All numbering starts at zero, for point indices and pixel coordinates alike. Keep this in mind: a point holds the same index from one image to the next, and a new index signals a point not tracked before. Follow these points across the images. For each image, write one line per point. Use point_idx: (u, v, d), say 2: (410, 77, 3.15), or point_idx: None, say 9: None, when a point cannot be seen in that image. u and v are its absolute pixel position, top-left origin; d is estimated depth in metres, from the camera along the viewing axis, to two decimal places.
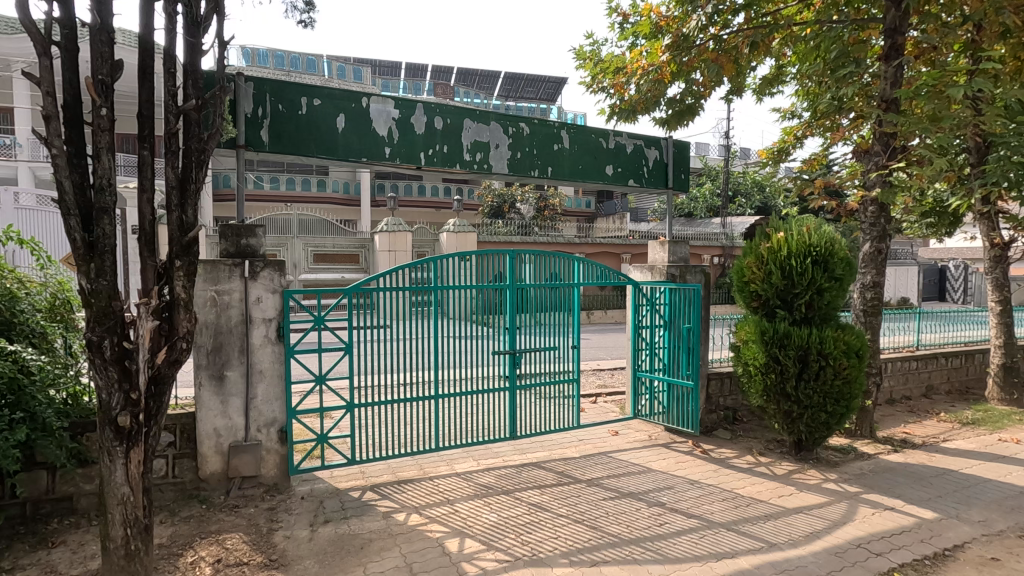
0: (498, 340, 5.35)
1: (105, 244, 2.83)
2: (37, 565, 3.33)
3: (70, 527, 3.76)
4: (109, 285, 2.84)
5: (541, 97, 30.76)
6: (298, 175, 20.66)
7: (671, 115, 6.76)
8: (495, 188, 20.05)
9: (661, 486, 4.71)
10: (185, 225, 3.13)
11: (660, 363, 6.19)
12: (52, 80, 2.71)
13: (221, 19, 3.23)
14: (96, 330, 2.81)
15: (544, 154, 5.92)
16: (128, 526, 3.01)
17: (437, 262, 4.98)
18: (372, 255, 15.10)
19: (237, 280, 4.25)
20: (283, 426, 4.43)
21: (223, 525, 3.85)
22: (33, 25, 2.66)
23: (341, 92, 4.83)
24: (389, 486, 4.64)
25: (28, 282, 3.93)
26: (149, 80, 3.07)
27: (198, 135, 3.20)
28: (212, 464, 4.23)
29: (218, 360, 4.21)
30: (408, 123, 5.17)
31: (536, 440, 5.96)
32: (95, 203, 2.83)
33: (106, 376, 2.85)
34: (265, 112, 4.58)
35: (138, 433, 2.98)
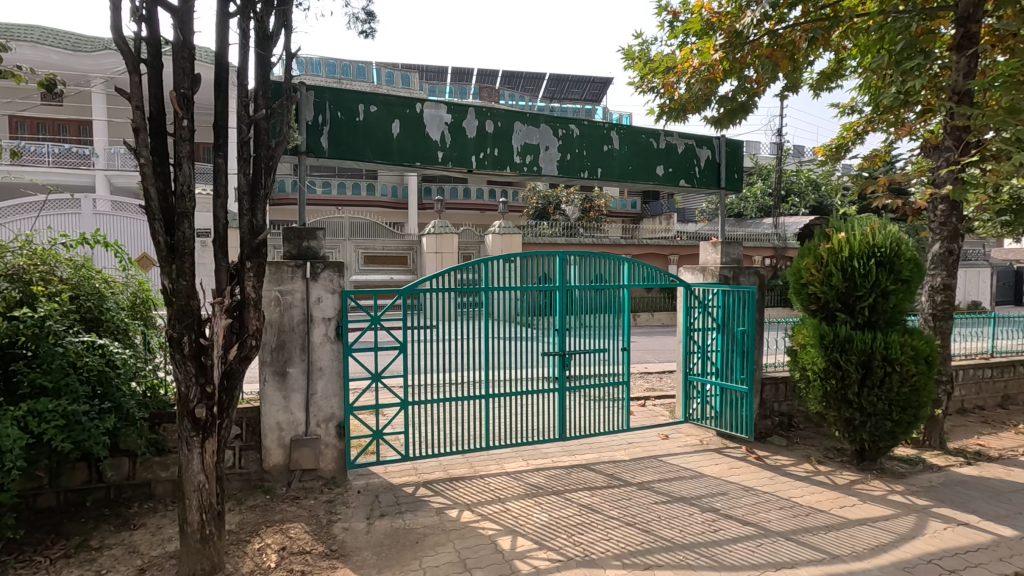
0: (547, 341, 5.37)
1: (184, 247, 3.01)
2: (121, 545, 3.59)
3: (149, 511, 4.02)
4: (188, 284, 3.03)
5: (585, 98, 30.77)
6: (349, 179, 21.33)
7: (723, 112, 6.61)
8: (540, 190, 20.11)
9: (714, 492, 4.62)
10: (255, 228, 3.30)
11: (712, 367, 6.06)
12: (140, 95, 2.92)
13: (288, 33, 3.40)
14: (176, 326, 3.01)
15: (594, 154, 5.91)
16: (203, 512, 3.20)
17: (486, 264, 5.07)
18: (419, 257, 15.38)
19: (299, 280, 4.44)
20: (340, 421, 4.59)
21: (286, 515, 4.03)
22: (124, 43, 2.88)
23: (396, 98, 4.98)
24: (441, 483, 4.74)
25: (113, 281, 4.22)
26: (224, 94, 3.26)
27: (267, 143, 3.36)
28: (275, 456, 4.44)
29: (281, 357, 4.41)
30: (460, 128, 5.28)
31: (585, 441, 5.95)
32: (177, 208, 3.03)
33: (184, 370, 3.04)
34: (325, 120, 4.77)
35: (213, 424, 3.17)
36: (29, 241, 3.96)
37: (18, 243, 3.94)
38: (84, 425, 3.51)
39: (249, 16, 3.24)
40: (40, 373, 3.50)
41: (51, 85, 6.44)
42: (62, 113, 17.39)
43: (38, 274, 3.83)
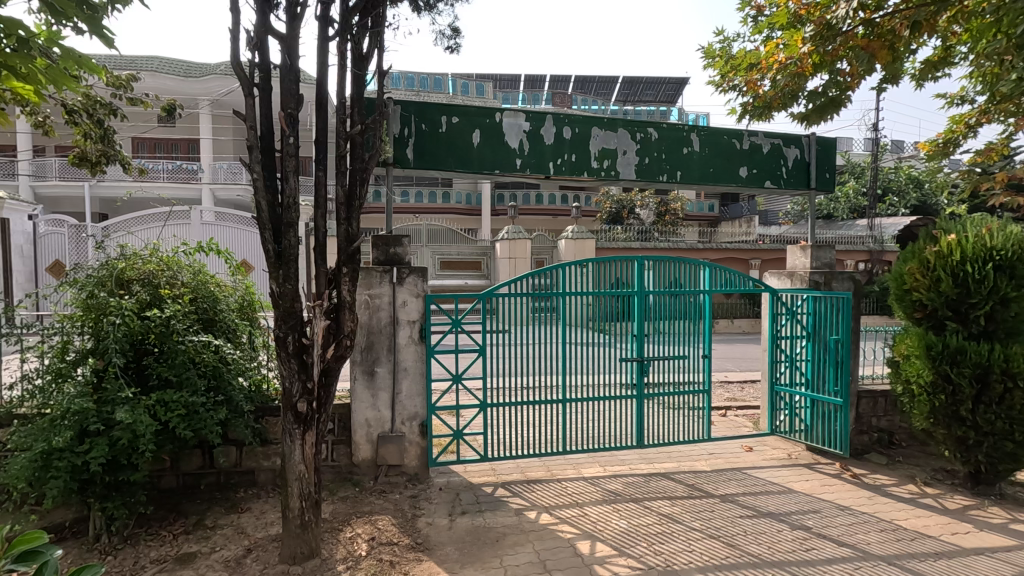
0: (625, 347, 5.33)
1: (290, 254, 3.28)
2: (231, 525, 3.94)
3: (253, 496, 4.38)
4: (293, 288, 3.29)
5: (660, 100, 30.24)
6: (426, 188, 22.14)
7: (813, 108, 6.26)
8: (614, 195, 19.90)
9: (804, 509, 4.38)
10: (350, 236, 3.54)
11: (801, 378, 5.75)
12: (254, 116, 3.22)
13: (381, 53, 3.62)
14: (282, 327, 3.28)
15: (672, 157, 5.80)
16: (303, 499, 3.44)
17: (563, 269, 5.12)
18: (493, 262, 15.61)
19: (387, 285, 4.69)
20: (423, 420, 4.78)
21: (374, 507, 4.26)
22: (240, 69, 3.18)
23: (476, 109, 5.14)
24: (519, 485, 4.81)
25: (224, 285, 4.59)
26: (324, 112, 3.52)
27: (362, 156, 3.59)
28: (363, 451, 4.69)
29: (370, 357, 4.67)
30: (539, 135, 5.37)
31: (663, 450, 5.82)
32: (283, 218, 3.30)
33: (289, 367, 3.30)
34: (410, 132, 4.99)
35: (312, 418, 3.41)
36: (156, 249, 4.40)
37: (147, 251, 4.37)
38: (201, 415, 3.89)
39: (346, 39, 3.48)
40: (166, 367, 3.93)
41: (171, 109, 7.22)
42: (176, 133, 19.31)
43: (164, 279, 4.28)
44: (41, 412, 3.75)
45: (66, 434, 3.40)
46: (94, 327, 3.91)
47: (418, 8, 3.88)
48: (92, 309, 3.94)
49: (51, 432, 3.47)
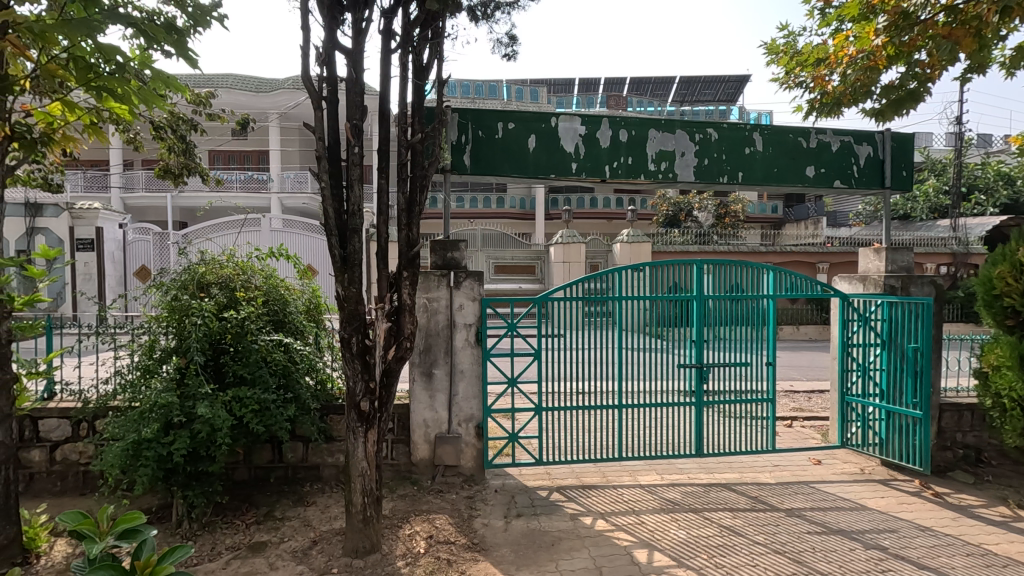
0: (683, 353, 5.20)
1: (354, 258, 3.42)
2: (298, 518, 4.14)
3: (318, 490, 4.58)
4: (357, 291, 3.42)
5: (720, 99, 29.38)
6: (481, 193, 22.47)
7: (887, 103, 5.91)
8: (671, 198, 19.47)
9: (879, 528, 4.12)
10: (411, 241, 3.65)
11: (875, 388, 5.42)
12: (322, 127, 3.39)
13: (440, 64, 3.72)
14: (346, 328, 3.41)
15: (734, 158, 5.63)
16: (365, 495, 3.56)
17: (619, 273, 5.06)
18: (546, 266, 15.61)
19: (444, 289, 4.80)
20: (479, 422, 4.85)
21: (431, 506, 4.35)
22: (310, 84, 3.36)
23: (532, 114, 5.19)
24: (574, 490, 4.78)
25: (293, 289, 4.82)
26: (386, 122, 3.65)
27: (422, 164, 3.69)
28: (421, 451, 4.80)
29: (428, 359, 4.78)
30: (594, 138, 5.35)
31: (724, 460, 5.62)
32: (348, 224, 3.45)
33: (353, 367, 3.44)
34: (468, 138, 5.10)
35: (374, 417, 3.54)
36: (232, 255, 4.69)
37: (224, 256, 4.66)
38: (272, 411, 4.11)
39: (408, 51, 3.60)
40: (241, 366, 4.19)
41: (245, 123, 7.71)
42: (248, 145, 20.51)
43: (240, 282, 4.54)
44: (132, 405, 4.07)
45: (153, 425, 3.68)
46: (178, 327, 4.20)
47: (476, 18, 3.95)
48: (176, 310, 4.24)
49: (140, 424, 3.76)
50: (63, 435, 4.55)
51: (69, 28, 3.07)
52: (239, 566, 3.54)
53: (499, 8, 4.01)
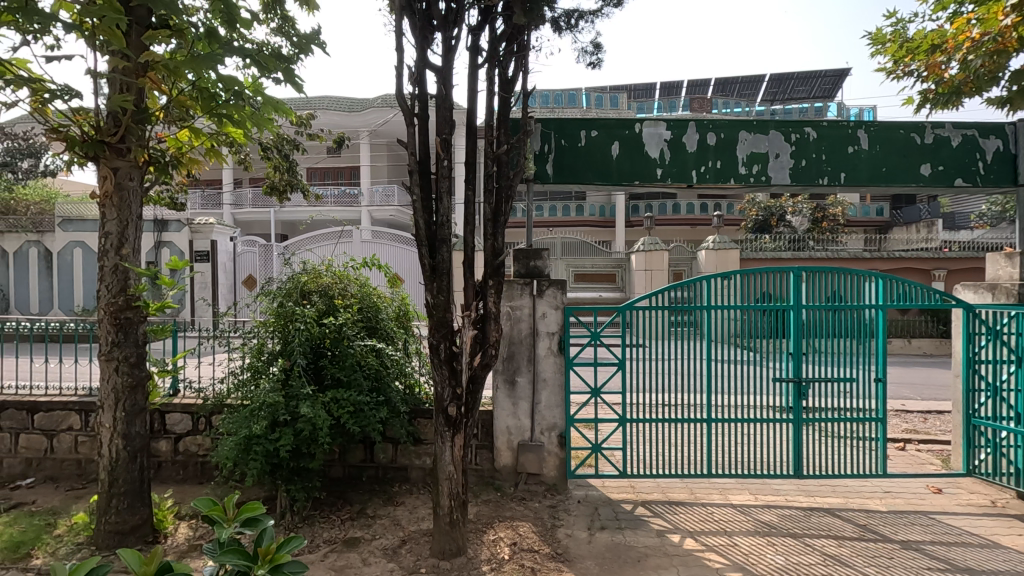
0: (779, 366, 4.90)
1: (443, 267, 3.54)
2: (388, 517, 4.32)
3: (407, 491, 4.76)
4: (445, 299, 3.54)
5: (815, 95, 27.59)
6: (560, 202, 22.55)
7: (1018, 89, 5.25)
8: (761, 201, 18.48)
9: (1017, 569, 3.64)
10: (496, 250, 3.72)
11: (1008, 411, 4.81)
12: (414, 143, 3.55)
13: (525, 76, 3.78)
14: (435, 335, 3.53)
15: (835, 158, 5.25)
16: (452, 499, 3.65)
17: (707, 282, 4.87)
18: (627, 274, 15.28)
19: (527, 297, 4.85)
20: (562, 431, 4.83)
21: (515, 513, 4.38)
22: (403, 102, 3.53)
23: (615, 121, 5.14)
24: (660, 506, 4.62)
25: (384, 296, 5.04)
26: (473, 135, 3.75)
27: (507, 174, 3.76)
28: (504, 457, 4.86)
29: (511, 367, 4.84)
30: (680, 143, 5.20)
31: (827, 483, 5.21)
32: (437, 235, 3.57)
33: (440, 373, 3.55)
34: (550, 148, 5.13)
35: (461, 422, 3.62)
36: (331, 264, 4.99)
37: (324, 266, 4.96)
38: (366, 413, 4.33)
39: (494, 65, 3.68)
40: (338, 369, 4.45)
41: (340, 142, 8.21)
42: (341, 162, 21.90)
43: (337, 290, 4.82)
44: (243, 403, 4.43)
45: (262, 422, 4.00)
46: (283, 331, 4.53)
47: (560, 29, 3.99)
48: (281, 316, 4.57)
49: (251, 420, 4.08)
50: (185, 428, 5.04)
51: (197, 62, 3.44)
52: (336, 559, 3.74)
53: (583, 17, 4.02)
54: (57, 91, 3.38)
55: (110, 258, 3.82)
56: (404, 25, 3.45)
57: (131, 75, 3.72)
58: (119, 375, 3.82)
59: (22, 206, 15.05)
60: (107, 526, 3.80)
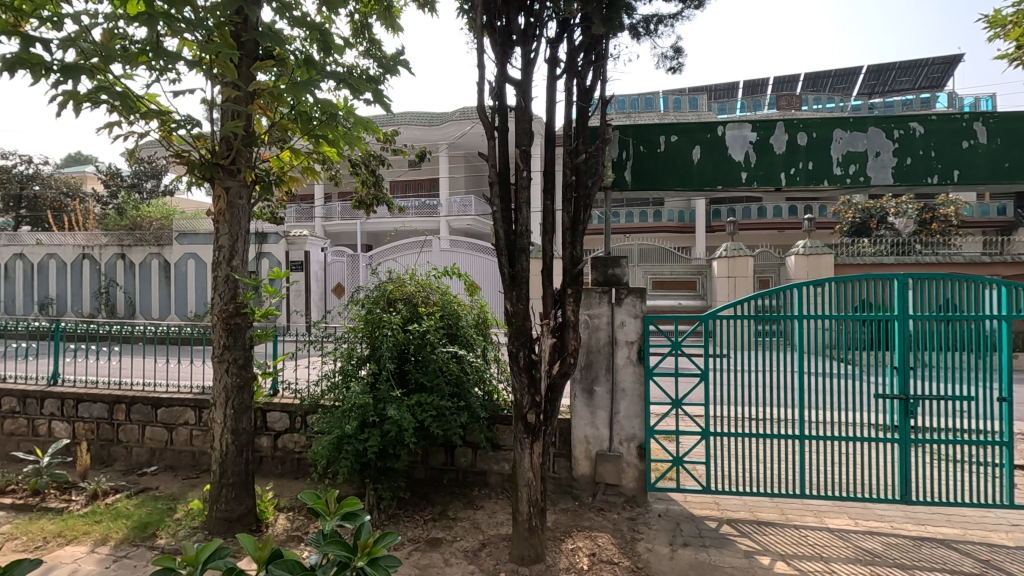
0: (882, 382, 4.52)
1: (522, 276, 3.60)
2: (469, 519, 4.43)
3: (486, 495, 4.85)
4: (524, 308, 3.59)
5: (921, 85, 25.35)
6: (637, 208, 22.20)
7: None
8: (858, 203, 17.18)
9: None
10: (575, 258, 3.72)
11: None
12: (495, 155, 3.64)
13: (603, 85, 3.79)
14: (514, 343, 3.59)
15: (946, 154, 4.80)
16: (531, 505, 3.68)
17: (798, 290, 4.61)
18: (709, 282, 14.65)
19: (606, 305, 4.82)
20: (641, 443, 4.73)
21: (594, 523, 4.34)
22: (484, 115, 3.64)
23: (696, 124, 5.00)
24: (748, 525, 4.40)
25: (464, 304, 5.16)
26: (552, 145, 3.79)
27: (585, 183, 3.76)
28: (582, 467, 4.83)
29: (589, 375, 4.82)
30: (768, 144, 4.97)
31: (940, 511, 4.73)
32: (517, 244, 3.64)
33: (519, 381, 3.60)
34: (629, 155, 5.08)
35: (539, 429, 3.65)
36: (414, 273, 5.20)
37: (407, 275, 5.18)
38: (448, 417, 4.48)
39: (572, 76, 3.71)
40: (421, 374, 4.64)
41: (422, 155, 8.52)
42: (422, 174, 22.80)
43: (420, 298, 5.01)
44: (335, 404, 4.71)
45: (352, 423, 4.23)
46: (371, 337, 4.78)
47: (639, 35, 3.95)
48: (369, 322, 4.83)
49: (343, 421, 4.33)
50: (284, 426, 5.44)
51: (297, 88, 3.73)
52: (420, 558, 3.88)
53: (662, 21, 3.96)
54: (180, 121, 3.79)
55: (222, 269, 4.20)
56: (485, 42, 3.56)
57: (241, 103, 4.10)
58: (229, 376, 4.20)
59: (147, 222, 16.85)
60: (218, 513, 4.17)
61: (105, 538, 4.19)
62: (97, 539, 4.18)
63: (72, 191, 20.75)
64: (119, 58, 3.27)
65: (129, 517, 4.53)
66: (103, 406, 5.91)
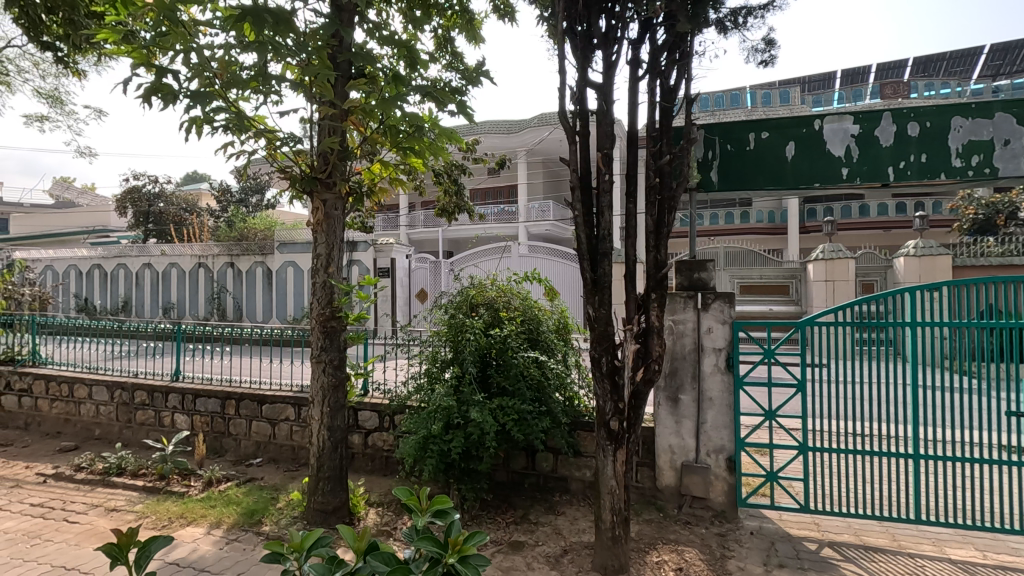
0: (1015, 398, 4.00)
1: (604, 281, 3.55)
2: (550, 525, 4.42)
3: (567, 502, 4.83)
4: (606, 313, 3.54)
5: None
6: (723, 210, 21.26)
7: None
8: (981, 198, 15.40)
9: None
10: (659, 262, 3.62)
11: None
12: (576, 159, 3.63)
13: (688, 84, 3.67)
14: (597, 348, 3.54)
15: None
16: (614, 514, 3.61)
17: (910, 294, 4.19)
18: (804, 286, 13.70)
19: (691, 311, 4.65)
20: (731, 455, 4.51)
21: (680, 537, 4.18)
22: (565, 120, 3.64)
23: (790, 119, 4.72)
24: (853, 549, 4.06)
25: (545, 309, 5.18)
26: (634, 148, 3.71)
27: (670, 185, 3.65)
28: (667, 477, 4.68)
29: (674, 383, 4.67)
30: (872, 136, 4.60)
31: None
32: (599, 248, 3.59)
33: (602, 387, 3.55)
34: (715, 154, 4.88)
35: (623, 436, 3.58)
36: (495, 278, 5.29)
37: (489, 280, 5.28)
38: (529, 421, 4.50)
39: (655, 76, 3.62)
40: (503, 378, 4.71)
41: (502, 163, 8.65)
42: (501, 182, 23.17)
43: (502, 303, 5.09)
44: (421, 405, 4.88)
45: (437, 424, 4.37)
46: (453, 341, 4.92)
47: (727, 30, 3.80)
48: (453, 327, 4.97)
49: (429, 422, 4.48)
50: (373, 425, 5.71)
51: (387, 103, 3.92)
52: (502, 560, 3.92)
53: (752, 13, 3.79)
54: (284, 140, 4.11)
55: (320, 276, 4.50)
56: (566, 47, 3.57)
57: (337, 120, 4.39)
58: (326, 375, 4.48)
59: (253, 234, 18.35)
60: (315, 505, 4.45)
61: (219, 522, 4.60)
62: (212, 522, 4.60)
63: (190, 207, 23.04)
64: (233, 84, 3.60)
65: (239, 504, 4.94)
66: (216, 402, 6.50)
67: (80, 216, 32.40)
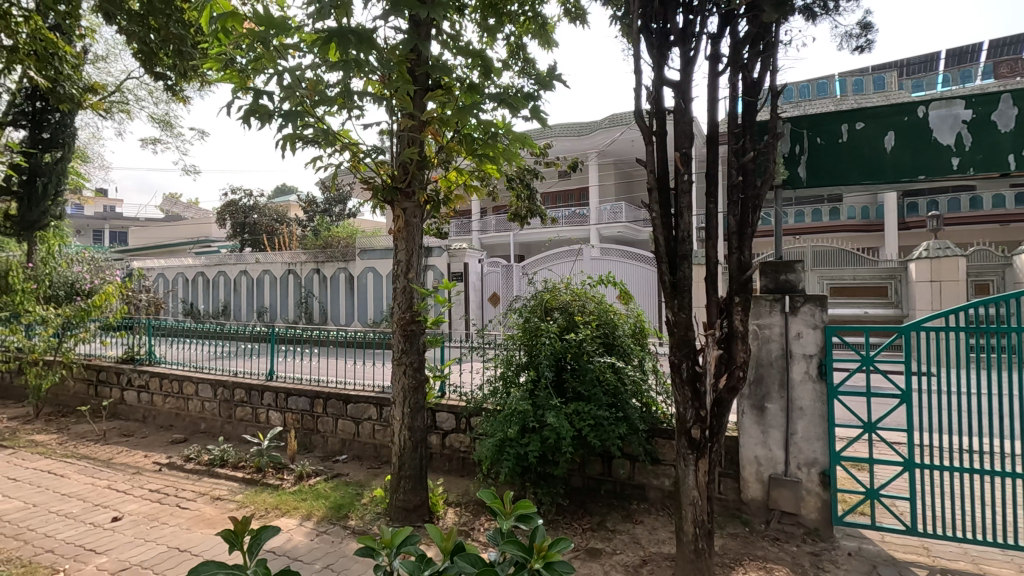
0: None
1: (684, 284, 3.43)
2: (628, 534, 4.34)
3: (645, 510, 4.71)
4: (687, 317, 3.41)
5: None
6: (809, 206, 19.99)
7: None
8: None
9: None
10: (743, 264, 3.45)
11: None
12: (653, 160, 3.53)
13: (773, 76, 3.48)
14: (677, 354, 3.42)
15: None
16: (696, 526, 3.48)
17: None
18: (905, 287, 12.59)
19: (778, 314, 4.40)
20: (825, 469, 4.22)
21: (768, 553, 3.97)
22: (641, 120, 3.56)
23: (889, 107, 4.37)
24: None
25: (620, 313, 5.10)
26: (714, 145, 3.56)
27: (754, 184, 3.48)
28: (753, 490, 4.45)
29: (760, 391, 4.43)
30: (988, 122, 4.16)
31: None
32: (678, 250, 3.49)
33: (682, 394, 3.43)
34: (803, 148, 4.61)
35: (705, 445, 3.44)
36: (570, 282, 5.26)
37: (563, 284, 5.26)
38: (606, 427, 4.42)
39: (737, 70, 3.46)
40: (579, 383, 4.67)
41: (573, 166, 8.60)
42: (571, 184, 23.06)
43: (576, 307, 5.06)
44: (497, 408, 4.94)
45: (513, 427, 4.40)
46: (528, 345, 4.94)
47: (817, 16, 3.58)
48: (527, 331, 4.99)
49: (505, 424, 4.52)
50: (451, 427, 5.85)
51: (463, 112, 4.02)
52: (580, 567, 3.89)
53: None
54: (367, 152, 4.32)
55: (401, 281, 4.68)
56: (641, 46, 3.50)
57: (415, 131, 4.55)
58: (407, 377, 4.65)
59: (336, 241, 19.38)
60: (397, 502, 4.61)
61: (309, 514, 4.88)
62: (304, 514, 4.89)
63: (280, 218, 24.72)
64: (321, 102, 3.83)
65: (328, 498, 5.22)
66: (306, 400, 6.91)
67: (187, 227, 35.65)
